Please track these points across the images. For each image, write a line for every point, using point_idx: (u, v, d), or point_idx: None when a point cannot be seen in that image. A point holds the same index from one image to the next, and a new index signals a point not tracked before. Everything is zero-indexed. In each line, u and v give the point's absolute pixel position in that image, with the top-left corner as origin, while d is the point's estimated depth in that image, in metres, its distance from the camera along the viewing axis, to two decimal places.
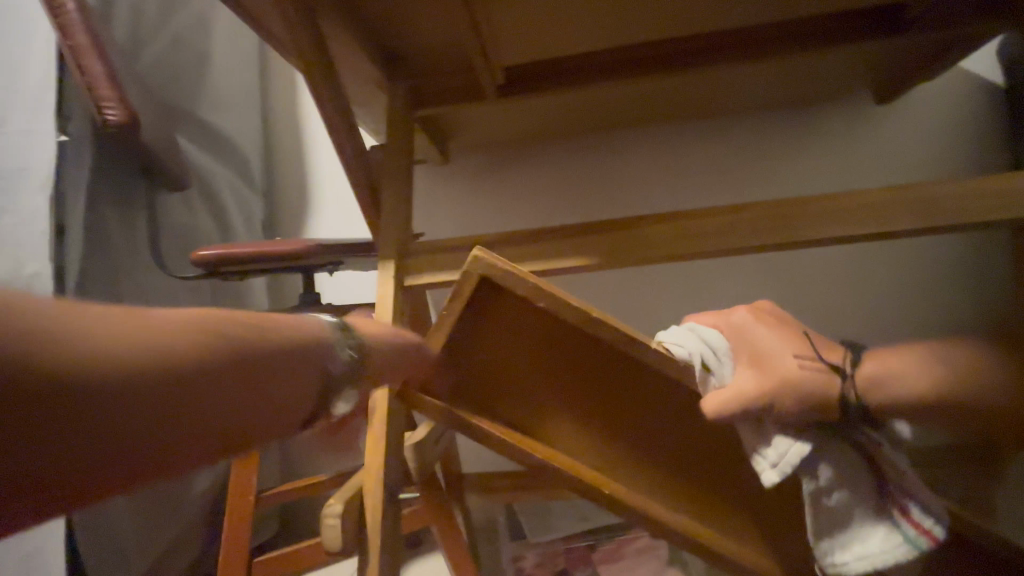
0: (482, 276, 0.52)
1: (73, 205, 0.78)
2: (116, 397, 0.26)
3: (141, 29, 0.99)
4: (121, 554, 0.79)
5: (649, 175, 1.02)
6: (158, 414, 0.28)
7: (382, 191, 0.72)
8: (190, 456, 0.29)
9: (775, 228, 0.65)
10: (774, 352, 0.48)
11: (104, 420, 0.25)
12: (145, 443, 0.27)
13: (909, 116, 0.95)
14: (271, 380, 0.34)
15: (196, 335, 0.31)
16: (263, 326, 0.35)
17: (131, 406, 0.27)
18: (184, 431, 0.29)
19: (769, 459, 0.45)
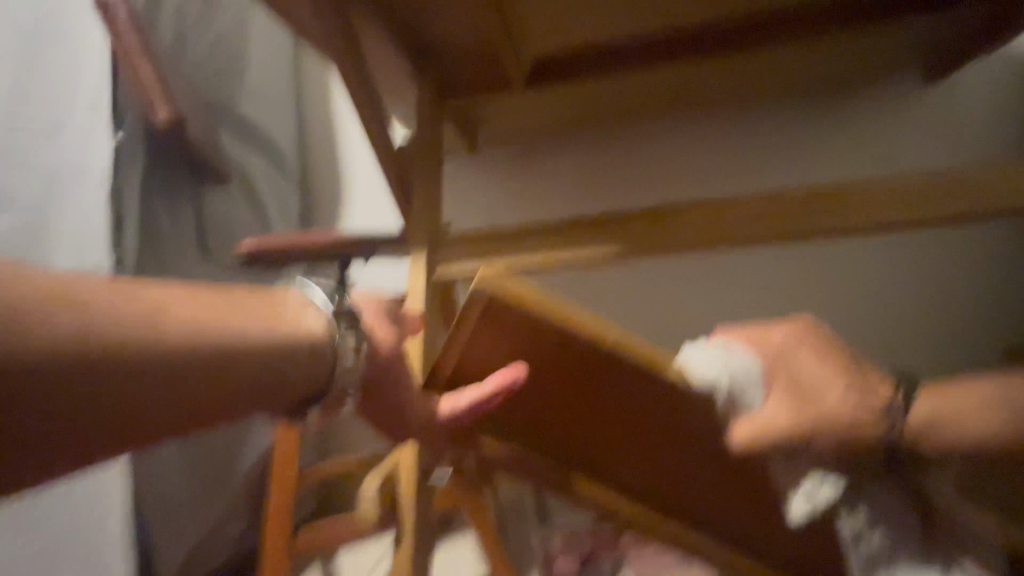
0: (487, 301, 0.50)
1: (127, 199, 0.83)
2: (114, 381, 0.32)
3: (183, 31, 1.03)
4: (176, 523, 0.85)
5: (677, 162, 1.01)
6: (146, 393, 0.34)
7: (411, 184, 0.74)
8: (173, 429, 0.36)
9: (808, 217, 0.64)
10: (819, 387, 0.46)
11: (137, 393, 0.33)
12: (138, 417, 0.33)
13: (957, 95, 0.90)
14: (253, 366, 0.40)
15: (188, 326, 0.37)
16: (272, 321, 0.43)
17: (124, 388, 0.33)
18: (169, 409, 0.35)
19: (804, 494, 0.45)
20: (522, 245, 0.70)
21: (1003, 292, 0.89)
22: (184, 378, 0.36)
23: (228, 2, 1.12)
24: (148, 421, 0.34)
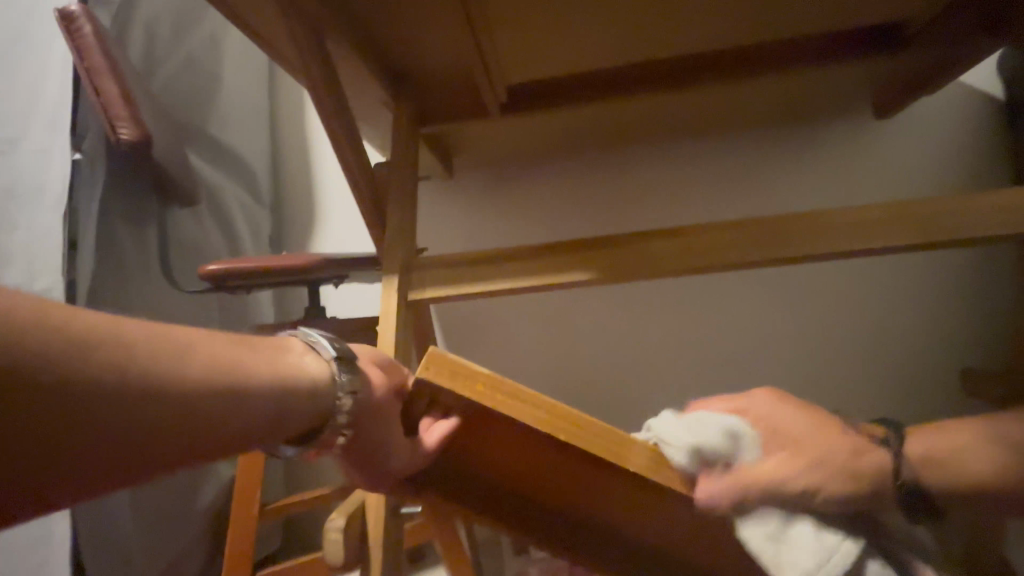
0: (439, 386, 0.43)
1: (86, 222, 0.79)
2: (58, 412, 0.28)
3: (153, 51, 1.01)
4: (126, 567, 0.79)
5: (651, 189, 1.03)
6: (94, 429, 0.29)
7: (387, 207, 0.73)
8: (121, 474, 0.31)
9: (777, 243, 0.66)
10: (806, 435, 0.42)
11: (90, 422, 0.29)
12: (78, 458, 0.29)
13: (909, 130, 0.95)
14: (228, 402, 0.35)
15: (162, 356, 0.33)
16: (254, 355, 0.40)
17: (68, 422, 0.29)
18: (119, 449, 0.30)
19: (805, 562, 0.38)
20: (496, 270, 0.70)
21: (955, 317, 0.93)
22: (141, 414, 0.31)
23: (201, 24, 1.11)
24: (101, 453, 0.30)
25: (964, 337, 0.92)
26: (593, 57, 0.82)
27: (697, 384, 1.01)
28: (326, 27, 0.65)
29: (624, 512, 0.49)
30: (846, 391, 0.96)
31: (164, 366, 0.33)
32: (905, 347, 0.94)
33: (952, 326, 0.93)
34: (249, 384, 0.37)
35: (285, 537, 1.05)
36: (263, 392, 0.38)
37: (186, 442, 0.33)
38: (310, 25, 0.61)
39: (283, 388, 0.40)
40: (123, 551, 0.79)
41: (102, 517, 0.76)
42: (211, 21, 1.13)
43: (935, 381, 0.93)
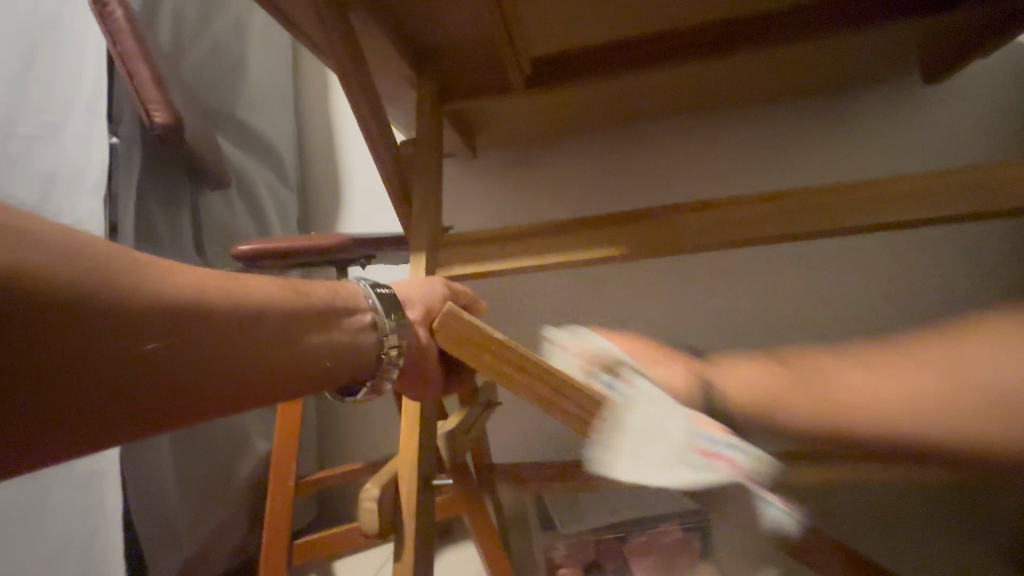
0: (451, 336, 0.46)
1: (126, 205, 0.82)
2: (105, 328, 0.32)
3: (182, 35, 1.02)
4: (173, 535, 0.83)
5: (679, 166, 1.00)
6: (135, 347, 0.33)
7: (412, 186, 0.73)
8: (161, 394, 0.34)
9: (810, 217, 0.63)
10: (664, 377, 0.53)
11: (136, 361, 0.33)
12: (122, 372, 0.32)
13: (958, 97, 0.90)
14: (260, 330, 0.41)
15: (189, 286, 0.37)
16: (272, 293, 0.44)
17: (114, 339, 0.32)
18: (158, 366, 0.34)
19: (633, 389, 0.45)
20: (523, 247, 0.69)
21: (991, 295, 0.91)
22: (177, 334, 0.35)
23: (227, 8, 1.12)
24: (158, 390, 0.34)
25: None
26: (621, 24, 0.79)
27: None
28: (348, 3, 0.64)
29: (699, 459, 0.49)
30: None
31: (194, 298, 0.37)
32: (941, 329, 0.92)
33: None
34: (274, 311, 0.43)
35: (320, 510, 1.09)
36: (286, 327, 0.43)
37: (213, 363, 0.37)
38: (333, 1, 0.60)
39: (298, 319, 0.44)
40: (168, 521, 0.82)
41: (149, 490, 0.80)
42: (237, 5, 1.14)
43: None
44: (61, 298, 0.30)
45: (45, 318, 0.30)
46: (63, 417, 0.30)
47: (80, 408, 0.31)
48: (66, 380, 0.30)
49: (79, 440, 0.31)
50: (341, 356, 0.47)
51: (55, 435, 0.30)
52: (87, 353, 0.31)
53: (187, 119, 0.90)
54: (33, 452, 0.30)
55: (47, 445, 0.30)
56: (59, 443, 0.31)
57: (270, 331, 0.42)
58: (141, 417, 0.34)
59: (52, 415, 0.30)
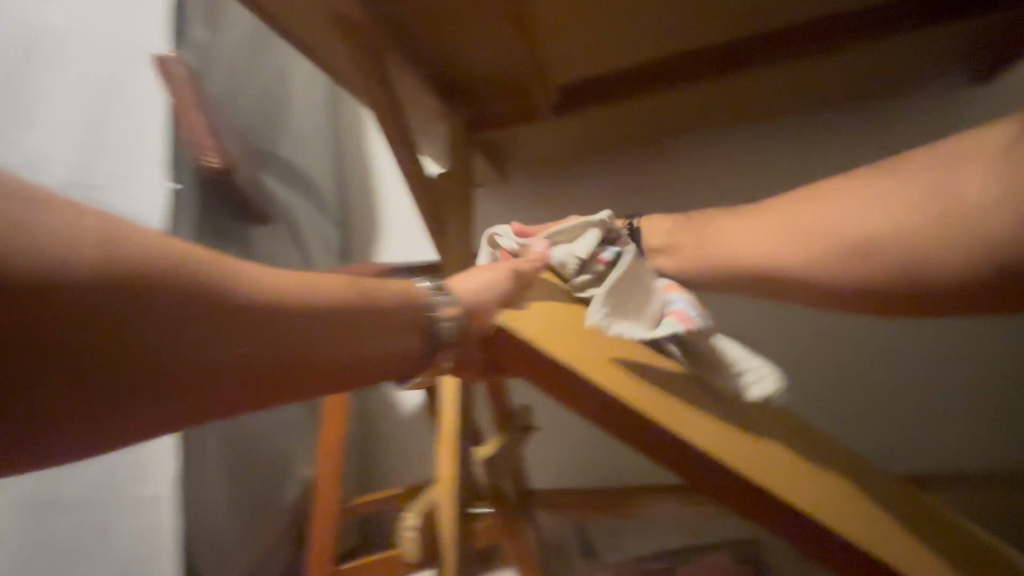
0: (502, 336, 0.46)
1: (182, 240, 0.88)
2: (161, 312, 0.28)
3: (234, 83, 1.11)
4: (223, 555, 0.86)
5: (710, 183, 0.99)
6: (184, 344, 0.29)
7: (445, 212, 0.75)
8: (208, 396, 0.30)
9: None
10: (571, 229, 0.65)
11: (221, 339, 0.31)
12: (169, 371, 0.28)
13: (1010, 96, 0.85)
14: (335, 317, 0.38)
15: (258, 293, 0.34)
16: (343, 284, 0.41)
17: (172, 325, 0.28)
18: (206, 366, 0.30)
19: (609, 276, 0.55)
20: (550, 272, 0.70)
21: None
22: (227, 329, 0.31)
23: (273, 56, 1.20)
24: (241, 373, 0.32)
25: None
26: (644, 45, 0.80)
27: None
28: (381, 45, 0.68)
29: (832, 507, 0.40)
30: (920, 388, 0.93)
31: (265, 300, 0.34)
32: None
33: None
34: (348, 298, 0.40)
35: (362, 533, 1.11)
36: (344, 328, 0.39)
37: (262, 360, 0.33)
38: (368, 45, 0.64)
39: (371, 311, 0.42)
40: (218, 544, 0.85)
41: (203, 514, 0.83)
42: (282, 53, 1.23)
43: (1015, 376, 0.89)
44: (121, 279, 0.27)
45: (127, 288, 0.27)
46: (148, 394, 0.27)
47: (165, 388, 0.28)
48: (157, 353, 0.27)
49: (161, 419, 0.29)
50: (403, 356, 0.44)
51: (135, 413, 0.27)
52: (136, 349, 0.27)
53: (237, 161, 0.97)
54: (61, 453, 0.26)
55: (129, 425, 0.27)
56: (144, 419, 0.28)
57: (327, 332, 0.37)
58: (224, 397, 0.31)
59: (137, 390, 0.27)
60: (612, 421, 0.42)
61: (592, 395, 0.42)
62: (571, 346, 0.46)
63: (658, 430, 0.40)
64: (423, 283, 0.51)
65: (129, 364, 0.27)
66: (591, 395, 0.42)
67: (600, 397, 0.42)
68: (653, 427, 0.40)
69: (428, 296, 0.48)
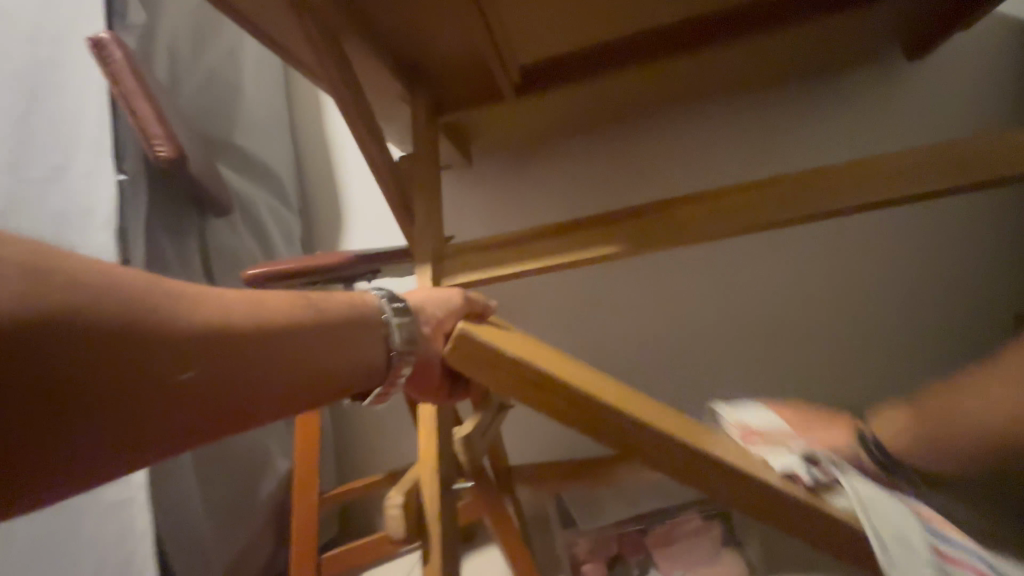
0: (468, 347, 0.45)
1: (135, 239, 0.84)
2: (113, 342, 0.30)
3: (177, 69, 1.05)
4: (201, 554, 0.85)
5: (672, 160, 1.01)
6: (132, 366, 0.30)
7: (412, 197, 0.74)
8: (165, 417, 0.31)
9: (802, 201, 0.65)
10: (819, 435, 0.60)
11: (181, 362, 0.32)
12: (119, 394, 0.29)
13: (943, 70, 0.91)
14: (298, 330, 0.40)
15: (201, 312, 0.35)
16: (303, 298, 0.44)
17: (128, 355, 0.30)
18: (155, 386, 0.31)
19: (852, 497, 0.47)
20: (520, 252, 0.71)
21: (987, 266, 0.92)
22: (168, 354, 0.32)
23: (218, 40, 1.15)
24: (205, 393, 0.33)
25: (1005, 290, 0.91)
26: (605, 24, 0.80)
27: (737, 351, 1.02)
28: (338, 27, 0.66)
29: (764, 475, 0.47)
30: (889, 351, 0.96)
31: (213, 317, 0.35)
32: (932, 293, 0.94)
33: (989, 277, 0.92)
34: (308, 312, 0.42)
35: (343, 523, 1.11)
36: (295, 336, 0.40)
37: (216, 379, 0.34)
38: (325, 27, 0.62)
39: (334, 320, 0.44)
40: (195, 543, 0.84)
41: (176, 514, 0.81)
42: (228, 36, 1.17)
43: (976, 334, 0.92)
44: (71, 314, 0.28)
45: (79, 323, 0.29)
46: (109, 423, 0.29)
47: (129, 413, 0.30)
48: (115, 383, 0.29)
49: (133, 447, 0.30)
50: (374, 358, 0.46)
51: (103, 444, 0.29)
52: (95, 380, 0.29)
53: (188, 150, 0.93)
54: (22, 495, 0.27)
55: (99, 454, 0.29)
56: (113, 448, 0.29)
57: (280, 341, 0.39)
58: (194, 417, 0.33)
59: (96, 420, 0.28)
60: (574, 410, 0.45)
61: (556, 388, 0.45)
62: (528, 349, 0.48)
63: (614, 416, 0.44)
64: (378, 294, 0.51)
65: (85, 395, 0.28)
66: (554, 389, 0.45)
67: (562, 389, 0.45)
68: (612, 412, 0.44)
69: (380, 303, 0.50)
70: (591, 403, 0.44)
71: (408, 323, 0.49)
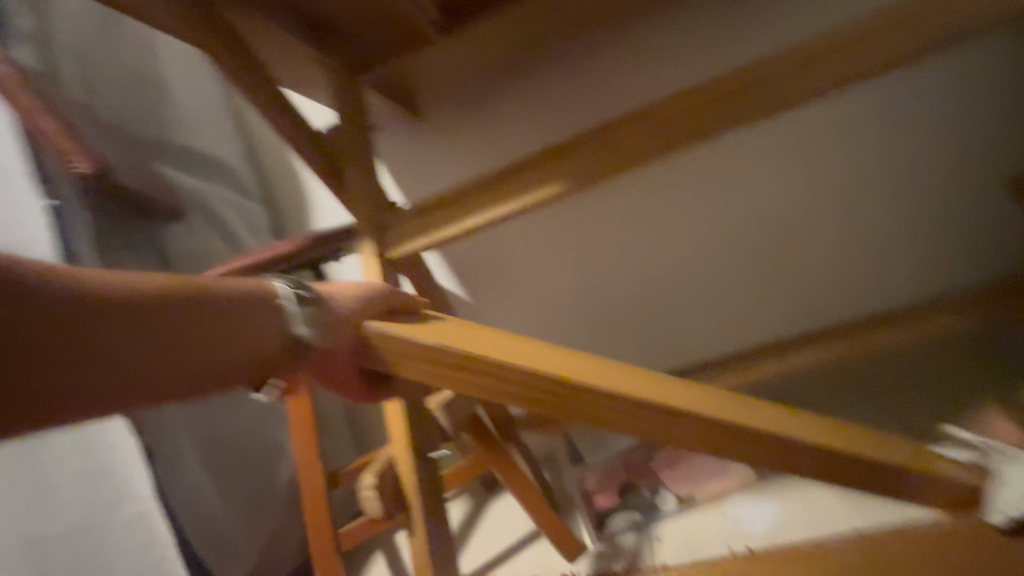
0: (392, 347, 0.43)
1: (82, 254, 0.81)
2: (41, 323, 0.27)
3: (89, 74, 0.99)
4: (232, 544, 0.90)
5: (627, 75, 0.94)
6: (60, 348, 0.27)
7: (344, 170, 0.70)
8: (120, 387, 0.30)
9: (758, 100, 0.59)
10: None
11: (122, 346, 0.30)
12: (63, 362, 0.27)
13: None
14: (253, 313, 0.37)
15: (143, 292, 0.32)
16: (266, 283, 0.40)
17: (58, 338, 0.27)
18: (102, 359, 0.29)
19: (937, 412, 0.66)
20: (458, 210, 0.67)
21: (976, 131, 0.85)
22: (108, 336, 0.29)
23: (127, 32, 1.06)
24: (151, 379, 0.31)
25: (989, 157, 0.86)
26: None
27: (720, 264, 1.00)
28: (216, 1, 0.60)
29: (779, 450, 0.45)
30: (870, 240, 0.94)
31: (160, 286, 0.33)
32: (919, 170, 0.89)
33: (978, 146, 0.86)
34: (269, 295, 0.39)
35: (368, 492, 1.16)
36: (245, 319, 0.36)
37: (165, 347, 0.31)
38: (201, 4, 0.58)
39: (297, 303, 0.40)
40: (223, 535, 0.89)
41: (197, 515, 0.85)
42: (137, 26, 1.09)
43: (958, 208, 0.90)
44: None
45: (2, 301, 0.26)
46: (39, 405, 0.27)
47: (62, 398, 0.28)
48: (45, 366, 0.27)
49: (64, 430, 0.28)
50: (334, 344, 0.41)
51: (34, 426, 0.27)
52: (20, 362, 0.26)
53: (111, 157, 0.88)
54: None
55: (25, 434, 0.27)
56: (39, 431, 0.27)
57: (228, 323, 0.35)
58: (137, 405, 0.30)
59: (26, 402, 0.27)
60: (530, 391, 0.44)
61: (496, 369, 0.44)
62: (466, 335, 0.46)
63: (551, 382, 0.44)
64: (283, 279, 0.41)
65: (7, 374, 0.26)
66: (491, 369, 0.43)
67: (513, 374, 0.43)
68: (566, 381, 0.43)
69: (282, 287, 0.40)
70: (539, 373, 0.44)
71: (317, 312, 0.40)
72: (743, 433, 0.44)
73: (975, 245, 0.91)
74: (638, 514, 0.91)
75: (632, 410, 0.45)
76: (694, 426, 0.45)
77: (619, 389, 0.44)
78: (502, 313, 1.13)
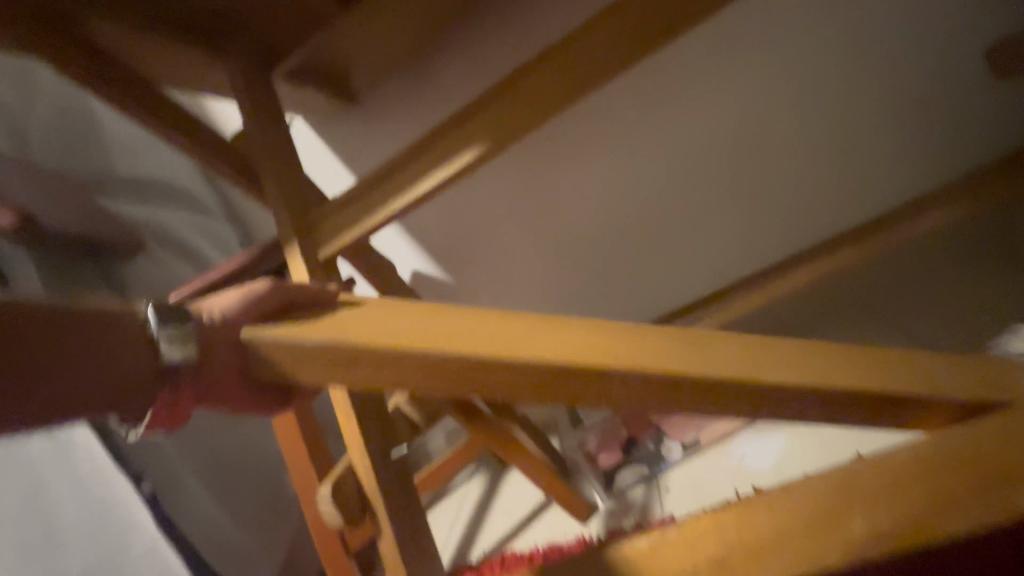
0: (275, 352, 0.35)
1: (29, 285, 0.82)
2: None
3: (11, 122, 0.95)
4: (252, 556, 0.94)
5: (561, 14, 0.84)
6: None
7: (263, 179, 0.67)
8: None
9: (678, 14, 0.53)
10: None
11: None
12: None
13: None
14: (121, 335, 0.32)
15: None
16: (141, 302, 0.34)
17: None
18: None
19: None
20: (386, 192, 0.63)
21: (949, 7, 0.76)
22: None
23: (40, 65, 1.00)
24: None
25: (966, 33, 0.77)
26: None
27: (689, 202, 0.95)
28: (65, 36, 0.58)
29: (784, 399, 0.39)
30: (842, 147, 0.87)
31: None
32: (888, 64, 0.80)
33: (953, 23, 0.77)
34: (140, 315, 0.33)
35: None
36: (108, 341, 0.31)
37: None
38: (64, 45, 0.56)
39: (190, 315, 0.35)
40: (242, 551, 0.93)
41: (212, 540, 0.88)
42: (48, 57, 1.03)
43: (940, 90, 0.81)
44: None
45: None
46: None
47: None
48: None
49: None
50: (224, 367, 0.35)
51: None
52: None
53: (37, 203, 0.84)
54: None
55: None
56: None
57: (87, 346, 0.30)
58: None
59: None
60: (466, 381, 0.37)
61: (420, 362, 0.36)
62: (368, 320, 0.39)
63: (489, 366, 0.36)
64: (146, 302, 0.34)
65: None
66: (414, 364, 0.36)
67: (415, 362, 0.36)
68: (494, 363, 0.36)
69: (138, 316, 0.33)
70: (474, 360, 0.36)
71: (183, 335, 0.33)
72: (732, 388, 0.38)
73: (956, 130, 0.84)
74: (645, 467, 0.90)
75: (593, 385, 0.37)
76: (683, 394, 0.38)
77: (564, 359, 0.36)
78: (481, 290, 1.09)
